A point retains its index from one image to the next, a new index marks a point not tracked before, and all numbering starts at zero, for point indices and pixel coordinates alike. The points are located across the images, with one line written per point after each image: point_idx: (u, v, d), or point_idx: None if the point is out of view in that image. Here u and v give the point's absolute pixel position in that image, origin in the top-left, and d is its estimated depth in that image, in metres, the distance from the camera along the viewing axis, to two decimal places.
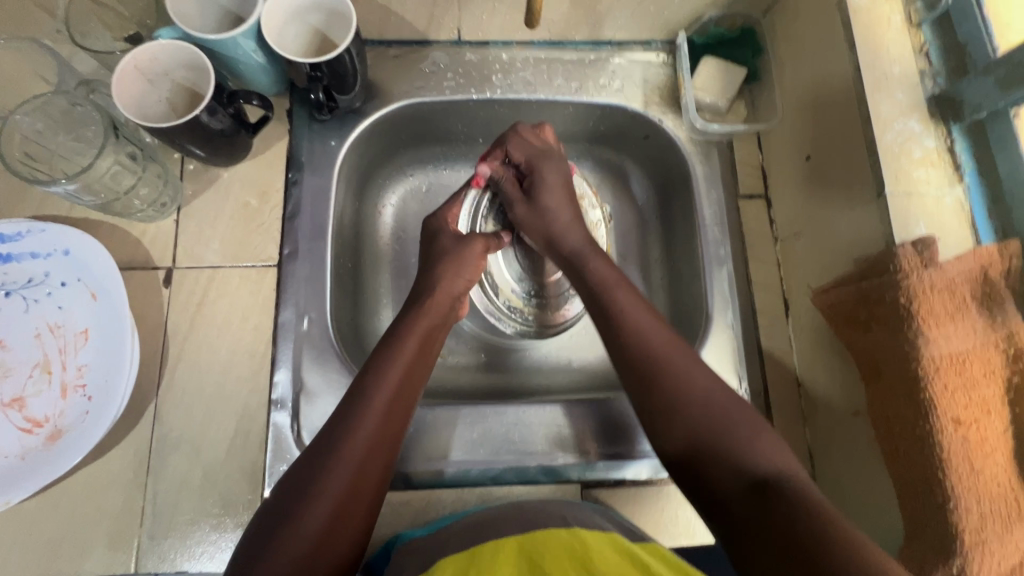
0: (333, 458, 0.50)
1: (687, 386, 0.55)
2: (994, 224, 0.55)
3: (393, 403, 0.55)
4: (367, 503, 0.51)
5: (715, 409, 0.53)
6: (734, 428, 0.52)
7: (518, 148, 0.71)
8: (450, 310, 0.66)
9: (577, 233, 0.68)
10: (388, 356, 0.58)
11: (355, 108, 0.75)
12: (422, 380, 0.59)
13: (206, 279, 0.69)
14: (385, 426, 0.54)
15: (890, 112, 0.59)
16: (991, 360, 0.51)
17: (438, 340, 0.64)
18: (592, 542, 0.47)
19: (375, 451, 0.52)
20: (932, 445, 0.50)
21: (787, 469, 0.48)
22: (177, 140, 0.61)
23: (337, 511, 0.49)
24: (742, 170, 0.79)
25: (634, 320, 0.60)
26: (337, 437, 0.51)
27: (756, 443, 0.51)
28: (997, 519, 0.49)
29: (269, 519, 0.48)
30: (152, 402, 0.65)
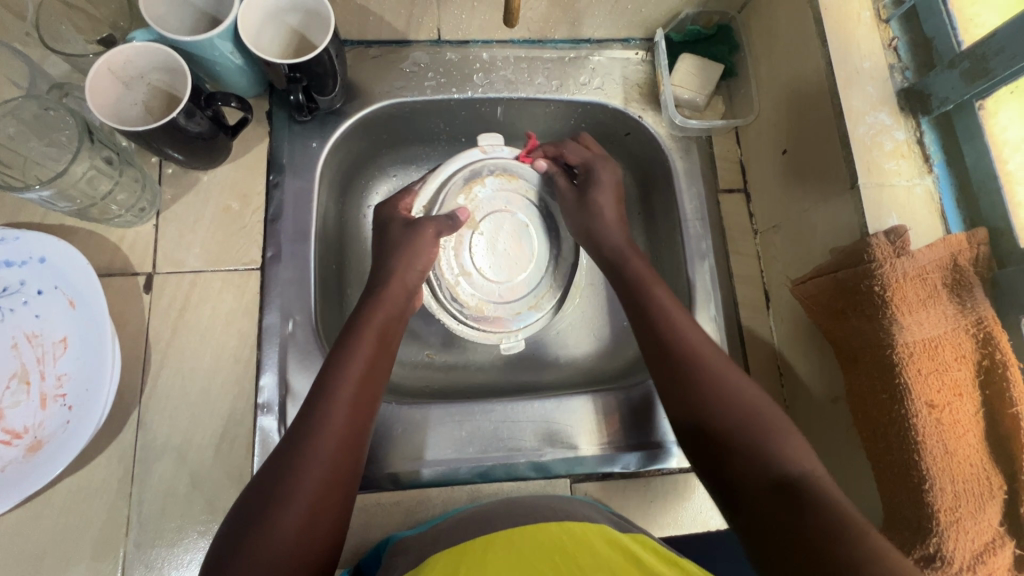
0: (300, 457, 0.50)
1: (722, 384, 0.55)
2: (963, 214, 0.57)
3: (357, 397, 0.55)
4: (341, 495, 0.51)
5: (742, 416, 0.53)
6: (762, 430, 0.51)
7: (572, 152, 0.75)
8: (405, 305, 0.66)
9: (618, 232, 0.71)
10: (346, 353, 0.57)
11: (335, 109, 0.75)
12: (385, 367, 0.60)
13: (187, 283, 0.68)
14: (350, 418, 0.54)
15: (862, 105, 0.60)
16: (961, 344, 0.53)
17: (399, 328, 0.64)
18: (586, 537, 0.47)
19: (344, 450, 0.52)
20: (908, 429, 0.52)
21: (814, 471, 0.48)
22: (154, 144, 0.60)
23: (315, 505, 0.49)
24: (722, 165, 0.80)
25: (672, 319, 0.61)
26: (301, 432, 0.51)
27: (786, 444, 0.50)
28: (971, 498, 0.50)
29: (242, 520, 0.48)
30: (135, 410, 0.64)
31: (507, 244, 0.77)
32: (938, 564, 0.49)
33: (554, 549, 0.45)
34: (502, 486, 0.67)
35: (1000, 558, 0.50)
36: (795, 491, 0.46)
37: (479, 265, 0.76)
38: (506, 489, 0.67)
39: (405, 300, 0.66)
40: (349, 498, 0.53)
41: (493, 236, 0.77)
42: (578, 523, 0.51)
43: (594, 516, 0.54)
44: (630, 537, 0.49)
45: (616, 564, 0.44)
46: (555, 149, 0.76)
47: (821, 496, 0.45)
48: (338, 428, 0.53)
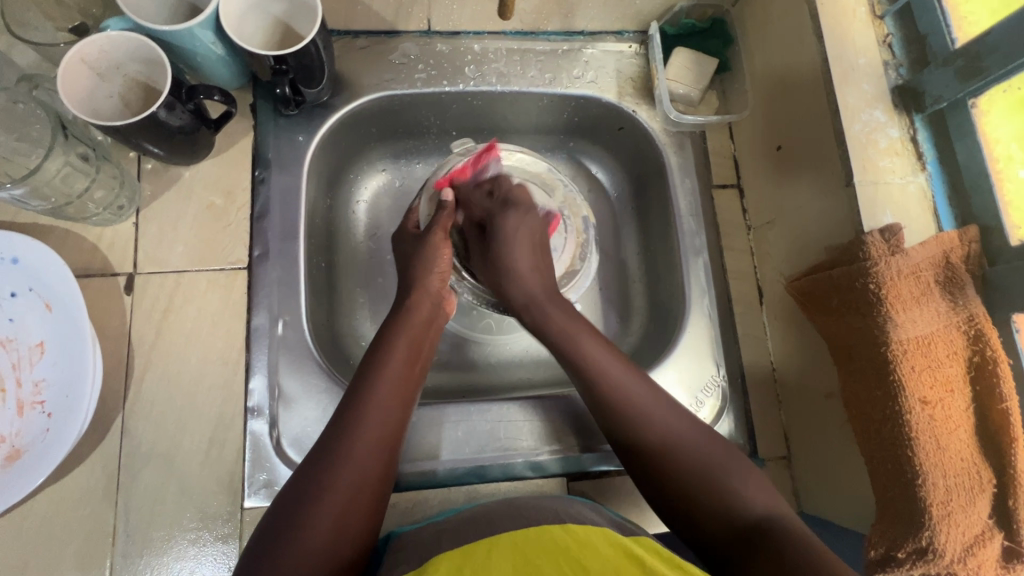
0: (335, 462, 0.52)
1: (664, 434, 0.57)
2: (955, 212, 0.58)
3: (393, 405, 0.57)
4: (371, 500, 0.52)
5: (689, 463, 0.55)
6: (712, 479, 0.54)
7: (502, 182, 0.69)
8: (434, 315, 0.66)
9: (534, 280, 0.65)
10: (377, 364, 0.59)
11: (322, 103, 0.72)
12: (416, 377, 0.61)
13: (171, 284, 0.66)
14: (381, 426, 0.56)
15: (857, 102, 0.60)
16: (953, 341, 0.54)
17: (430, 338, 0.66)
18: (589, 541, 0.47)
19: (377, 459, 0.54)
20: (901, 424, 0.53)
21: (774, 512, 0.51)
22: (132, 139, 0.58)
23: (344, 506, 0.50)
24: (716, 160, 0.80)
25: (606, 372, 0.60)
26: (339, 438, 0.54)
27: (744, 489, 0.53)
28: (962, 491, 0.51)
29: (276, 521, 0.49)
30: (118, 416, 0.61)
31: None
32: (930, 557, 0.51)
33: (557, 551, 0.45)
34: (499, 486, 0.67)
35: (989, 550, 0.51)
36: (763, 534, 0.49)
37: None
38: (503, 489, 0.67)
39: (434, 311, 0.66)
40: (379, 504, 0.53)
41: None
42: (581, 526, 0.50)
43: (595, 519, 0.54)
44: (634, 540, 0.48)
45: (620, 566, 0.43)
46: (491, 180, 0.70)
47: (788, 533, 0.49)
48: (372, 436, 0.55)
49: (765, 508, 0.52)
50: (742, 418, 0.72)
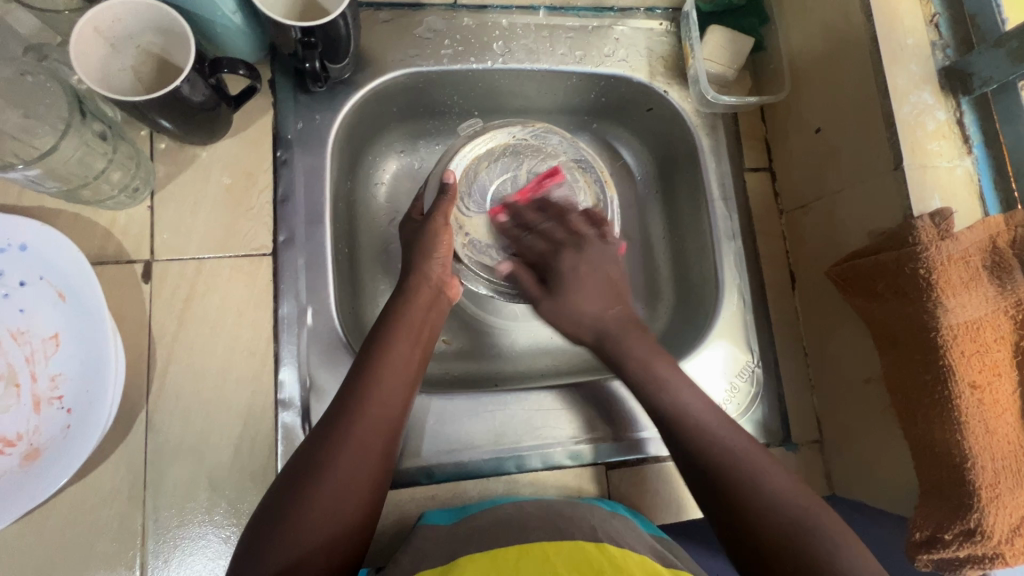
0: (334, 447, 0.52)
1: (721, 437, 0.55)
2: (1001, 196, 0.58)
3: (394, 391, 0.56)
4: (370, 482, 0.53)
5: (736, 465, 0.53)
6: (753, 480, 0.52)
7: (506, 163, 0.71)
8: (437, 298, 0.65)
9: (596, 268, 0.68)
10: (380, 347, 0.59)
11: (345, 79, 0.69)
12: (419, 362, 0.61)
13: (192, 272, 0.62)
14: (383, 409, 0.55)
15: (906, 84, 0.59)
16: (1000, 326, 0.54)
17: (434, 320, 0.65)
18: (624, 560, 0.47)
19: (375, 446, 0.54)
20: (951, 409, 0.53)
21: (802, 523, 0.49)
22: (147, 115, 0.54)
23: (341, 488, 0.51)
24: (748, 142, 0.78)
25: (652, 368, 0.61)
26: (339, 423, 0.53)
27: (770, 486, 0.52)
28: (1008, 474, 0.52)
29: (275, 502, 0.50)
30: (142, 411, 0.58)
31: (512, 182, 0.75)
32: (977, 538, 0.51)
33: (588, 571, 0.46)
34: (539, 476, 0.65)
35: None
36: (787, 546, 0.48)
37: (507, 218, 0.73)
38: (542, 478, 0.65)
39: (434, 294, 0.65)
40: (379, 485, 0.54)
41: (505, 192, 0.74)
42: (618, 548, 0.50)
43: (633, 545, 0.52)
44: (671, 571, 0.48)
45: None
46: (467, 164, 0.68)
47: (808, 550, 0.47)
48: (370, 422, 0.54)
49: (794, 512, 0.50)
50: (776, 403, 0.72)
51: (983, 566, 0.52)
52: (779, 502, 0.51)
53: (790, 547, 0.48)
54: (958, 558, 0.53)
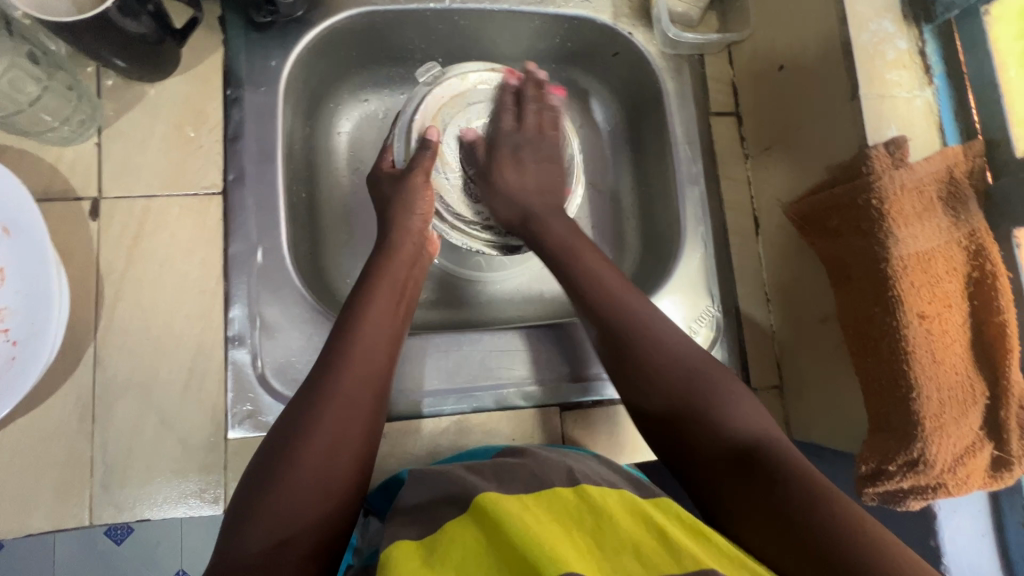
0: (320, 400, 0.50)
1: (673, 349, 0.54)
2: (961, 126, 0.55)
3: (376, 342, 0.55)
4: (362, 441, 0.51)
5: (690, 379, 0.52)
6: (711, 396, 0.51)
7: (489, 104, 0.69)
8: (418, 254, 0.64)
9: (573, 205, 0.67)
10: (361, 304, 0.57)
11: (297, 17, 0.67)
12: (400, 316, 0.59)
13: (140, 209, 0.62)
14: (371, 361, 0.54)
15: (865, 11, 0.57)
16: (953, 257, 0.53)
17: (414, 276, 0.63)
18: (607, 507, 0.44)
19: (363, 397, 0.52)
20: (899, 340, 0.52)
21: (765, 434, 0.48)
22: (83, 42, 0.54)
23: (335, 448, 0.48)
24: (714, 87, 0.76)
25: (603, 283, 0.59)
26: (324, 376, 0.52)
27: (739, 406, 0.50)
28: (954, 405, 0.51)
29: (265, 461, 0.48)
30: (91, 346, 0.59)
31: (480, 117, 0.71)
32: (920, 467, 0.51)
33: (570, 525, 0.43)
34: (493, 417, 0.65)
35: (978, 460, 0.52)
36: (756, 458, 0.45)
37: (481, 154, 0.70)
38: (495, 420, 0.65)
39: (416, 249, 0.64)
40: (371, 446, 0.52)
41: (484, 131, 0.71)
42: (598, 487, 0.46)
43: (609, 479, 0.51)
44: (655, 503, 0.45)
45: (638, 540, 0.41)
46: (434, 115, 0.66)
47: (784, 459, 0.44)
48: (358, 374, 0.53)
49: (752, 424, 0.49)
50: (735, 348, 0.71)
51: (925, 496, 0.52)
52: (717, 411, 0.49)
53: (741, 455, 0.46)
54: (902, 489, 0.53)
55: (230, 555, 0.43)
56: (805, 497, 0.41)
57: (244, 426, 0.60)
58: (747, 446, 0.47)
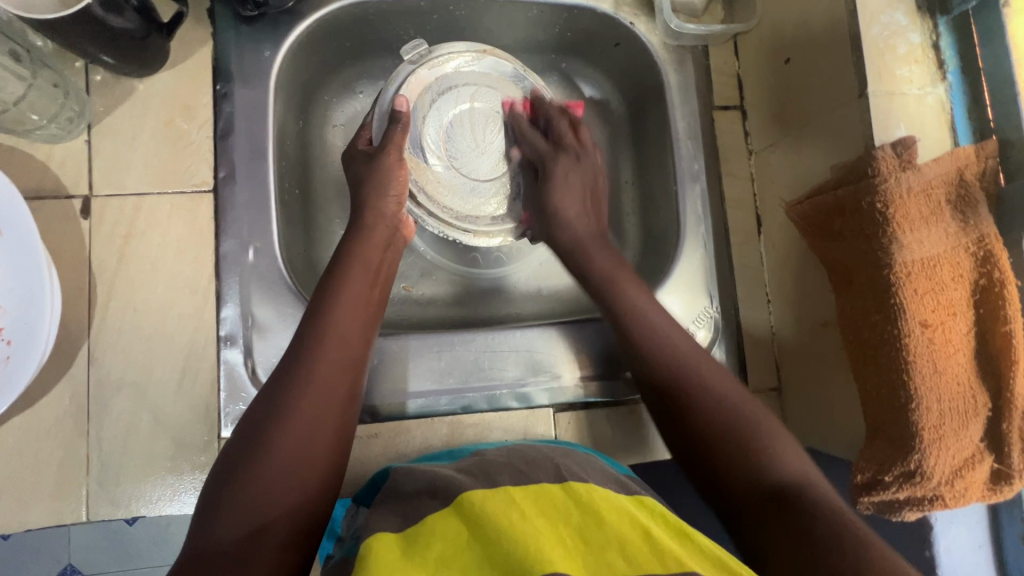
0: (292, 389, 0.50)
1: (712, 388, 0.54)
2: (974, 126, 0.53)
3: (348, 330, 0.55)
4: (336, 429, 0.51)
5: (727, 411, 0.52)
6: (747, 433, 0.51)
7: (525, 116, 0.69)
8: (392, 239, 0.63)
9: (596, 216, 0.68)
10: (335, 290, 0.56)
11: (288, 9, 0.65)
12: (375, 306, 0.59)
13: (131, 207, 0.61)
14: (344, 348, 0.54)
15: (877, 2, 0.54)
16: (960, 264, 0.51)
17: (388, 263, 0.62)
18: (594, 502, 0.44)
19: (334, 385, 0.52)
20: (900, 348, 0.50)
21: (804, 478, 0.47)
22: (68, 38, 0.52)
23: (308, 434, 0.49)
24: (718, 79, 0.74)
25: (648, 321, 0.60)
26: (296, 364, 0.51)
27: (778, 447, 0.49)
28: (954, 416, 0.50)
29: (237, 448, 0.48)
30: (85, 345, 0.59)
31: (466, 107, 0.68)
32: (917, 479, 0.50)
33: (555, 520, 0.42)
34: (484, 418, 0.65)
35: (977, 473, 0.50)
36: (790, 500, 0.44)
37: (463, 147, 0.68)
38: (487, 421, 0.65)
39: (390, 233, 0.62)
40: (345, 432, 0.52)
41: (472, 119, 0.69)
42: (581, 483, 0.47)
43: (592, 476, 0.50)
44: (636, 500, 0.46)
45: (623, 537, 0.40)
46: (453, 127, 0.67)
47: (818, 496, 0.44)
48: (329, 361, 0.52)
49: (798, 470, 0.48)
50: (734, 349, 0.70)
51: (922, 508, 0.51)
52: (769, 453, 0.49)
53: (772, 496, 0.46)
54: (898, 499, 0.52)
55: (202, 542, 0.43)
56: (830, 528, 0.40)
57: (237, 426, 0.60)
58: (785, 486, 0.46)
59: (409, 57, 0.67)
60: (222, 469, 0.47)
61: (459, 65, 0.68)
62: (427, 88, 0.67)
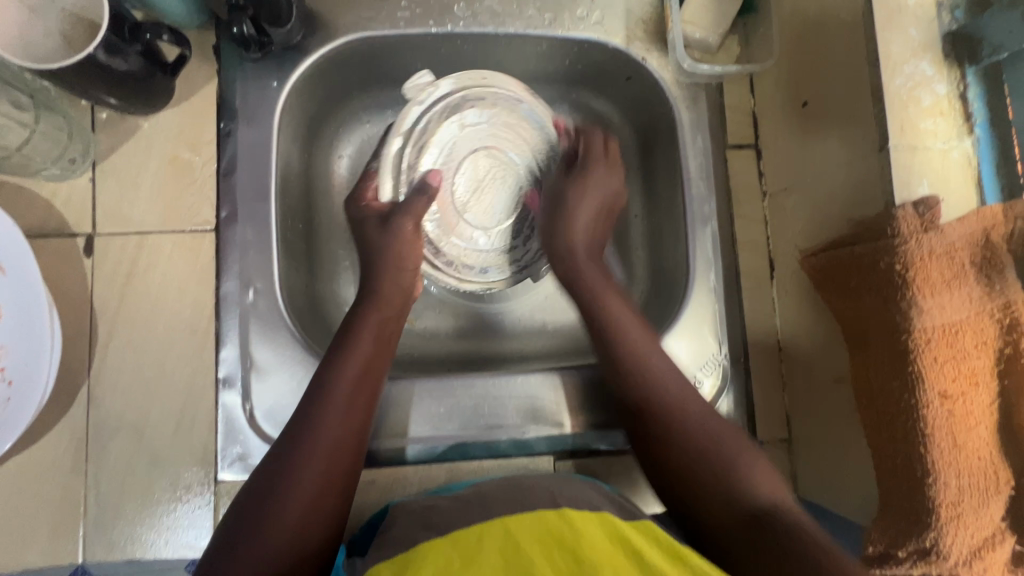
0: (292, 464, 0.48)
1: (686, 426, 0.54)
2: (1001, 181, 0.50)
3: (353, 401, 0.53)
4: (336, 501, 0.49)
5: (704, 440, 0.53)
6: (724, 456, 0.51)
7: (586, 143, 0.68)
8: (403, 309, 0.61)
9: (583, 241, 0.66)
10: (341, 354, 0.55)
11: (294, 44, 0.64)
12: (383, 371, 0.56)
13: (134, 246, 0.61)
14: (345, 419, 0.52)
15: (901, 51, 0.51)
16: (984, 330, 0.48)
17: (396, 328, 0.60)
18: (586, 526, 0.43)
19: (337, 457, 0.50)
20: (917, 420, 0.48)
21: (779, 501, 0.48)
22: (76, 86, 0.53)
23: (304, 515, 0.47)
24: (732, 117, 0.72)
25: (647, 366, 0.58)
26: (297, 434, 0.50)
27: (751, 471, 0.50)
28: (974, 492, 0.47)
29: (231, 530, 0.46)
30: (84, 385, 0.59)
31: (469, 168, 0.69)
32: (932, 558, 0.47)
33: (551, 542, 0.41)
34: (483, 464, 0.66)
35: (998, 554, 0.48)
36: (767, 521, 0.46)
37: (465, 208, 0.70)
38: (486, 466, 0.66)
39: (404, 300, 0.61)
40: (343, 505, 0.50)
41: (477, 167, 0.70)
42: (576, 510, 0.46)
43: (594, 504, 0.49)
44: (630, 522, 0.44)
45: (617, 560, 0.40)
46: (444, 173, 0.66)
47: (795, 528, 0.44)
48: (334, 435, 0.51)
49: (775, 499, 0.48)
50: (743, 398, 0.68)
51: None
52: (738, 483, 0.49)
53: (751, 518, 0.47)
54: None
55: None
56: (807, 554, 0.41)
57: (234, 469, 0.59)
58: (763, 510, 0.47)
59: (413, 98, 0.65)
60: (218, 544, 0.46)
61: (469, 103, 0.68)
62: (427, 141, 0.67)
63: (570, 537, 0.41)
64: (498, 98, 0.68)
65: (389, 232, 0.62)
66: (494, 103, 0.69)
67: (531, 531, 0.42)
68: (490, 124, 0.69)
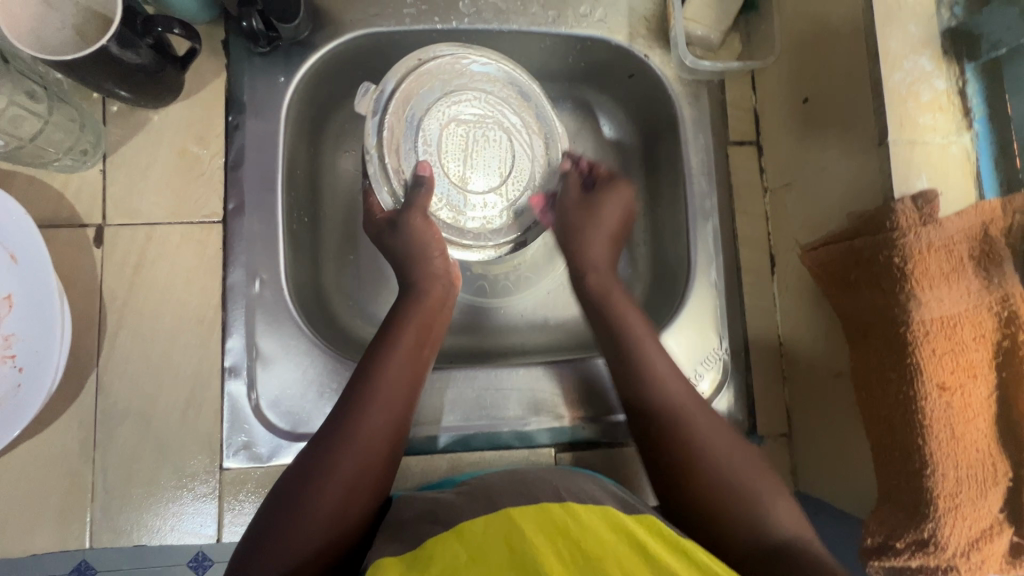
0: (339, 443, 0.49)
1: (711, 465, 0.53)
2: (1000, 176, 0.50)
3: (401, 388, 0.54)
4: (377, 479, 0.51)
5: (732, 484, 0.52)
6: (750, 500, 0.51)
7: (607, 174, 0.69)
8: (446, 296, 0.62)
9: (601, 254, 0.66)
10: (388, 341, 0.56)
11: (301, 40, 0.65)
12: (428, 359, 0.58)
13: (143, 236, 0.62)
14: (392, 402, 0.53)
15: (900, 47, 0.52)
16: (983, 323, 0.48)
17: (441, 318, 0.61)
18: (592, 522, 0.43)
19: (382, 439, 0.51)
20: (915, 411, 0.48)
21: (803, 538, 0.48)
22: (89, 78, 0.54)
23: (348, 493, 0.48)
24: (734, 114, 0.73)
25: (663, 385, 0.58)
26: (344, 414, 0.51)
27: (776, 509, 0.50)
28: (972, 484, 0.48)
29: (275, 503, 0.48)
30: (92, 373, 0.60)
31: (448, 143, 0.65)
32: (930, 549, 0.48)
33: (556, 534, 0.41)
34: (485, 455, 0.65)
35: (995, 544, 0.49)
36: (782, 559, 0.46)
37: (466, 183, 0.66)
38: (488, 457, 0.65)
39: (445, 291, 0.62)
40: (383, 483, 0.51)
41: (464, 136, 0.66)
42: (582, 505, 0.46)
43: (595, 496, 0.50)
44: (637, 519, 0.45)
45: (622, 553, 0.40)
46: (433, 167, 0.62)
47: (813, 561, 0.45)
48: (381, 418, 0.52)
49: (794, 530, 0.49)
50: (743, 392, 0.68)
51: None
52: (762, 513, 0.50)
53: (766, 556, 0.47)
54: (910, 567, 0.50)
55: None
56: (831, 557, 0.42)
57: (239, 457, 0.60)
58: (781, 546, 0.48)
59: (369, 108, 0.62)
60: (260, 516, 0.48)
61: (413, 78, 0.63)
62: (404, 129, 0.63)
63: (575, 530, 0.42)
64: (437, 64, 0.64)
65: (401, 232, 0.61)
66: (438, 75, 0.64)
67: (535, 524, 0.42)
68: (444, 95, 0.65)
